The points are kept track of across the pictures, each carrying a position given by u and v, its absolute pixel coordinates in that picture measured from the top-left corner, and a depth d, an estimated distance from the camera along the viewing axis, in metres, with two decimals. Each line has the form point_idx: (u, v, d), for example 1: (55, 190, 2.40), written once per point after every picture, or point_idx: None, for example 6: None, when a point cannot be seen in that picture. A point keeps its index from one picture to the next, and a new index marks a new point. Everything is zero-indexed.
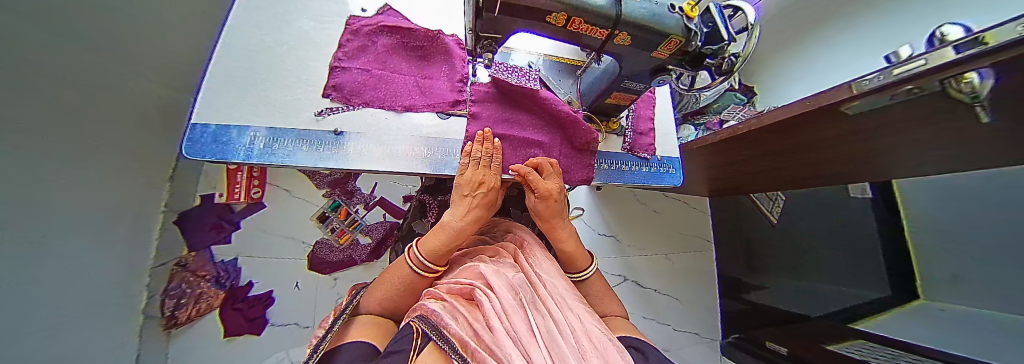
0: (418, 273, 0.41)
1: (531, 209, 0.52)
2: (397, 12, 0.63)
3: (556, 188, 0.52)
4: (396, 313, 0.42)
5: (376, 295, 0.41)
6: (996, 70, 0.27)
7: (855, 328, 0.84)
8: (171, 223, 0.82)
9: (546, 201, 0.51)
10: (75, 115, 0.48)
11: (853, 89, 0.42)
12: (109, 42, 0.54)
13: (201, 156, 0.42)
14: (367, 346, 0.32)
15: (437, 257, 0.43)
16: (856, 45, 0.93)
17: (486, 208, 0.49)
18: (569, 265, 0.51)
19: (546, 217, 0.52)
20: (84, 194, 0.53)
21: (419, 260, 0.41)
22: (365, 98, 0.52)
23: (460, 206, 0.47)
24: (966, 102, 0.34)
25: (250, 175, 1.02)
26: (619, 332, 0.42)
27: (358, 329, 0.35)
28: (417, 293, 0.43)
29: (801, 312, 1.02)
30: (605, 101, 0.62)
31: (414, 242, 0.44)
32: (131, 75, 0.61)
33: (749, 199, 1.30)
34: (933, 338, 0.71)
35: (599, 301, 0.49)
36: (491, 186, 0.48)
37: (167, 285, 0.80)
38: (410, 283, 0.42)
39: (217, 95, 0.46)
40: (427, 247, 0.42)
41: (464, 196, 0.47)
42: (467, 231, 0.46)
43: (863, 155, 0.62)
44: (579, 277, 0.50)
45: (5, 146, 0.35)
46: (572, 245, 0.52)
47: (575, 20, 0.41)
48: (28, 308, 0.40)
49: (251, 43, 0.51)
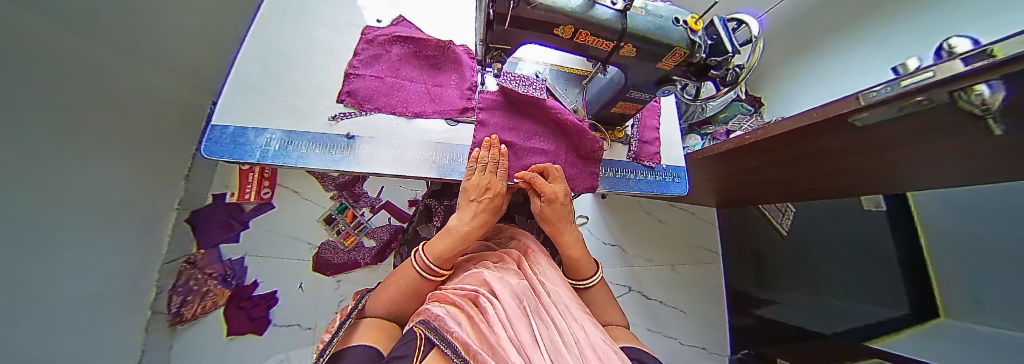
0: (424, 276, 0.42)
1: (538, 212, 0.53)
2: (410, 23, 0.65)
3: (560, 189, 0.52)
4: (403, 317, 0.42)
5: (382, 298, 0.42)
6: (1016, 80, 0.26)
7: (874, 348, 0.78)
8: (182, 222, 0.84)
9: (552, 205, 0.51)
10: (78, 113, 0.49)
11: (860, 100, 0.42)
12: (114, 39, 0.56)
13: (219, 157, 0.44)
14: (370, 351, 0.32)
15: (443, 262, 0.43)
16: (860, 63, 0.95)
17: (492, 213, 0.50)
18: (574, 272, 0.51)
19: (553, 220, 0.53)
20: (90, 194, 0.54)
21: (425, 263, 0.42)
22: (377, 104, 0.54)
23: (467, 211, 0.47)
24: (975, 113, 0.34)
25: (261, 176, 1.05)
26: (625, 342, 0.41)
27: (365, 333, 0.35)
28: (421, 298, 0.43)
29: (814, 328, 0.98)
30: (610, 111, 0.62)
31: (420, 246, 0.44)
32: (135, 73, 0.63)
33: (757, 210, 1.30)
34: (953, 357, 0.67)
35: (602, 310, 0.48)
36: (496, 191, 0.49)
37: (175, 282, 0.81)
38: (415, 286, 0.42)
39: (238, 99, 0.49)
40: (434, 250, 0.43)
41: (471, 201, 0.47)
42: (473, 235, 0.47)
43: (877, 167, 0.61)
44: (584, 285, 0.50)
45: (21, 138, 0.37)
46: (578, 252, 0.51)
47: (581, 32, 0.43)
48: (26, 298, 0.40)
49: (270, 51, 0.54)
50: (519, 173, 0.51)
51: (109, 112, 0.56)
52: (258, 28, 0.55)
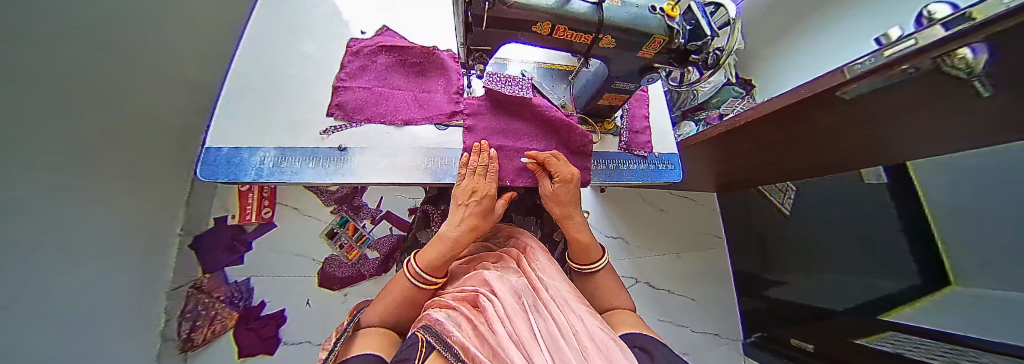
0: (417, 285, 0.42)
1: (549, 194, 0.53)
2: (395, 32, 0.66)
3: (575, 172, 0.54)
4: (402, 324, 0.42)
5: (377, 307, 0.42)
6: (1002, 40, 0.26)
7: (885, 320, 0.79)
8: (186, 246, 0.87)
9: (566, 185, 0.52)
10: (80, 148, 0.50)
11: (846, 73, 0.43)
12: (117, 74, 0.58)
13: (215, 178, 0.45)
14: (371, 356, 0.32)
15: (434, 269, 0.43)
16: (844, 37, 0.95)
17: (481, 217, 0.48)
18: (582, 257, 0.51)
19: (563, 201, 0.53)
20: (78, 228, 0.54)
21: (417, 272, 0.42)
22: (366, 114, 0.54)
23: (456, 215, 0.48)
24: (960, 77, 0.34)
25: (260, 196, 1.06)
26: (628, 328, 0.40)
27: (365, 341, 0.36)
28: (419, 305, 0.43)
29: (825, 306, 0.97)
30: (599, 103, 0.63)
31: (412, 256, 0.45)
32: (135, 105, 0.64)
33: (758, 191, 1.29)
34: (966, 322, 0.68)
35: (609, 293, 0.49)
36: (485, 193, 0.49)
37: (184, 307, 0.84)
38: (410, 295, 0.43)
39: (230, 120, 0.49)
40: (426, 260, 0.43)
41: (459, 204, 0.48)
42: (465, 240, 0.47)
43: (870, 140, 0.61)
44: (593, 269, 0.50)
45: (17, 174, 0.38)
46: (587, 236, 0.52)
47: (559, 27, 0.43)
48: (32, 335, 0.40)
49: (258, 69, 0.55)
50: (529, 153, 0.53)
51: (109, 143, 0.57)
52: (247, 48, 0.56)
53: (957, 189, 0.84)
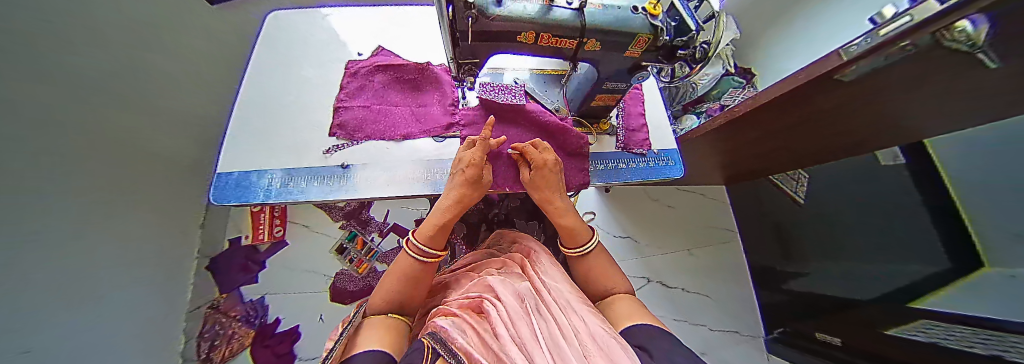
0: (419, 259, 0.44)
1: (526, 181, 0.53)
2: (390, 51, 0.68)
3: (551, 158, 0.52)
4: (403, 306, 0.42)
5: (382, 292, 0.42)
6: (992, 14, 0.25)
7: (916, 308, 0.76)
8: (204, 268, 0.97)
9: (541, 172, 0.52)
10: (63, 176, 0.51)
11: (843, 55, 0.42)
12: None
13: (226, 201, 0.48)
14: (381, 353, 0.31)
15: (431, 240, 0.45)
16: (837, 20, 0.94)
17: (470, 187, 0.49)
18: (568, 241, 0.52)
19: (541, 187, 0.52)
20: (54, 257, 0.54)
21: (416, 245, 0.44)
22: (367, 132, 0.56)
23: (450, 182, 0.50)
24: (962, 50, 0.33)
25: (271, 216, 1.10)
26: (626, 322, 0.38)
27: (372, 332, 0.35)
28: (421, 279, 0.45)
29: (854, 296, 0.92)
30: (592, 105, 0.63)
31: (412, 233, 0.46)
32: None
33: (769, 182, 1.26)
34: (999, 306, 0.63)
35: (602, 275, 0.48)
36: (471, 162, 0.48)
37: (202, 328, 0.93)
38: (413, 272, 0.44)
39: (240, 147, 0.52)
40: (423, 233, 0.46)
41: (454, 172, 0.50)
42: (455, 209, 0.48)
43: (880, 119, 0.58)
44: (578, 252, 0.50)
45: None
46: (570, 219, 0.51)
47: (543, 35, 0.44)
48: None
49: (264, 97, 0.58)
50: (514, 145, 0.54)
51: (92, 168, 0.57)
52: (252, 79, 0.59)
53: (967, 164, 0.79)
